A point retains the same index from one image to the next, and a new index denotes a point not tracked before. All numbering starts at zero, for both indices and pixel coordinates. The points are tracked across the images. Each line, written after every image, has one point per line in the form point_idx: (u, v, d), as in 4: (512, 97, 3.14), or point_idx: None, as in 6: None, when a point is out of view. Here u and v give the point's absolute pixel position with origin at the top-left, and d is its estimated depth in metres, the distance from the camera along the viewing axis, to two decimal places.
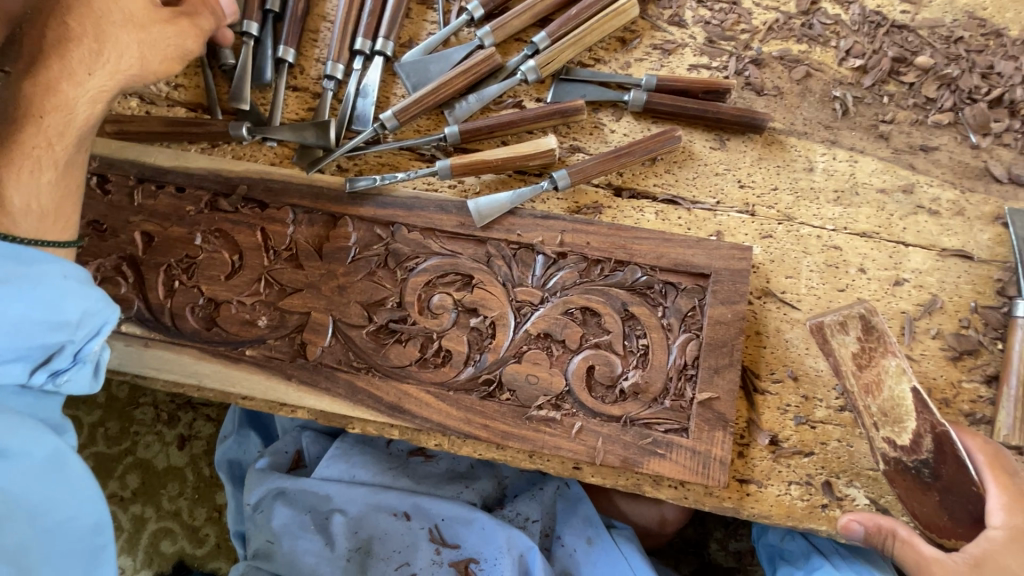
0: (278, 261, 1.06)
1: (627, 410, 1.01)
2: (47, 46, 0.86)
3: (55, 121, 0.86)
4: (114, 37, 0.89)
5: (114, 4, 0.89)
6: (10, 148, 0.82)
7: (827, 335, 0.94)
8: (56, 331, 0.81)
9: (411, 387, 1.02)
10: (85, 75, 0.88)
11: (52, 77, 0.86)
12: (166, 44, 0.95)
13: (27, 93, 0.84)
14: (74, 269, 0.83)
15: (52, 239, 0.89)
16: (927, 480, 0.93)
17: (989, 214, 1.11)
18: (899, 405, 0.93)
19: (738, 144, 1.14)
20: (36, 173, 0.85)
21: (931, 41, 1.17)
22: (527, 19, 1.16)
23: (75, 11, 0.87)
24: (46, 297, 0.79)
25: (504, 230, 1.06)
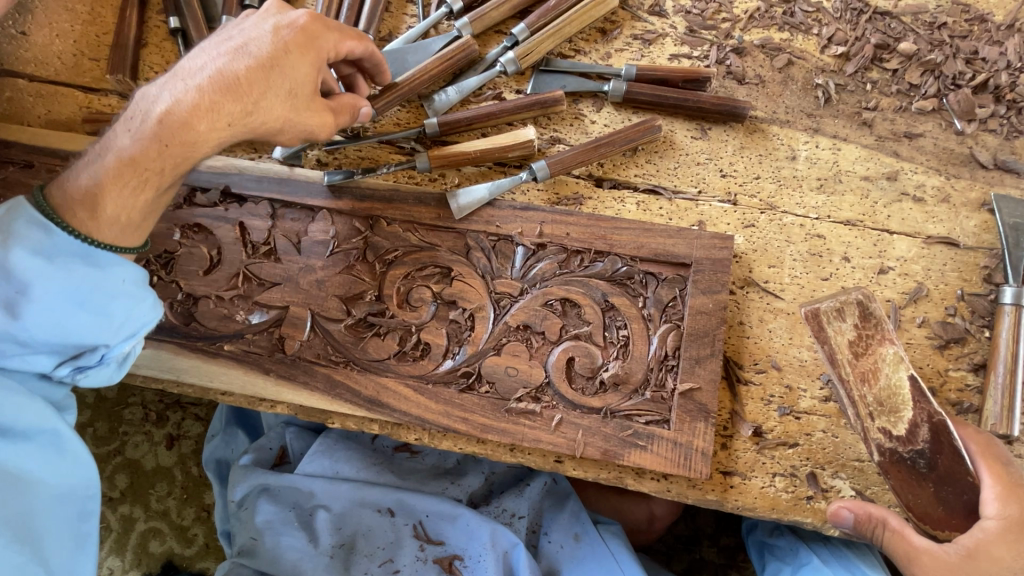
0: (256, 255, 1.06)
1: (607, 402, 1.00)
2: (202, 84, 0.83)
3: (175, 155, 0.83)
4: (267, 107, 0.85)
5: (291, 77, 0.86)
6: (126, 162, 0.83)
7: (822, 322, 0.91)
8: (95, 331, 0.85)
9: (389, 380, 1.02)
10: (222, 126, 0.84)
11: (192, 116, 0.82)
12: (305, 132, 0.91)
13: (165, 122, 0.82)
14: (135, 273, 0.87)
15: (126, 246, 0.87)
16: (921, 471, 0.91)
17: (975, 200, 1.09)
18: (896, 394, 0.91)
19: (720, 132, 1.13)
20: (137, 192, 0.84)
21: (914, 27, 1.16)
22: (506, 11, 1.16)
23: (251, 69, 0.83)
24: (97, 298, 0.83)
25: (483, 221, 1.05)
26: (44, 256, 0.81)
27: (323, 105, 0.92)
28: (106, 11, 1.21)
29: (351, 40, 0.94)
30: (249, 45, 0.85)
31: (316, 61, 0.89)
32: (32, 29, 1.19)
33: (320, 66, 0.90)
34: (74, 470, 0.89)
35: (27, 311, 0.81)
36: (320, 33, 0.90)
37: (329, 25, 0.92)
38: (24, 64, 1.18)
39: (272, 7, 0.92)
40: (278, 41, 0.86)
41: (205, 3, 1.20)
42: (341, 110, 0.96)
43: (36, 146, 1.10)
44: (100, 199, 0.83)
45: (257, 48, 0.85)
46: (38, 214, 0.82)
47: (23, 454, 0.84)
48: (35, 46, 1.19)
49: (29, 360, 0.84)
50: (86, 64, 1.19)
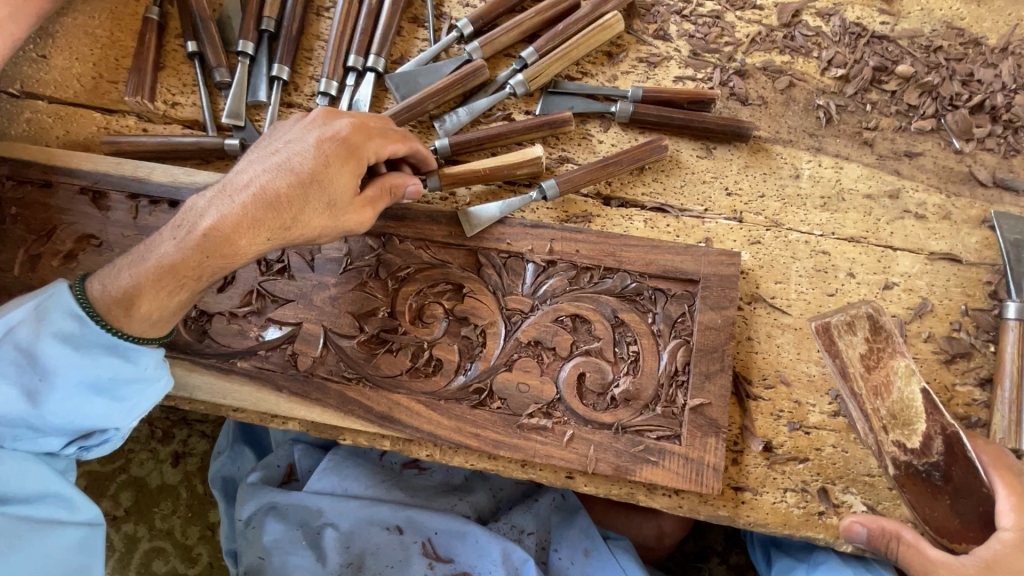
0: (270, 272, 1.07)
1: (619, 417, 1.00)
2: (246, 200, 0.88)
3: (215, 265, 0.89)
4: (305, 219, 0.90)
5: (331, 188, 0.90)
6: (168, 271, 0.88)
7: (834, 335, 0.92)
8: (109, 413, 0.93)
9: (401, 397, 1.02)
10: (262, 240, 0.89)
11: (234, 232, 0.88)
12: (344, 230, 0.95)
13: (208, 236, 0.87)
14: (156, 359, 0.95)
15: (152, 338, 0.93)
16: (937, 483, 0.91)
17: (975, 217, 1.12)
18: (909, 407, 0.92)
19: (725, 152, 1.16)
20: (172, 294, 0.90)
21: (911, 50, 1.19)
22: (515, 36, 1.20)
23: (291, 186, 0.89)
24: (117, 386, 0.91)
25: (494, 239, 1.07)
26: (73, 346, 0.88)
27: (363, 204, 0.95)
28: (125, 35, 1.24)
29: (392, 142, 0.97)
30: (291, 160, 0.90)
31: (357, 169, 0.93)
32: (52, 52, 1.22)
33: (359, 175, 0.93)
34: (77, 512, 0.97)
35: (48, 396, 0.88)
36: (362, 141, 0.94)
37: (370, 132, 0.96)
38: (43, 85, 1.21)
39: (320, 115, 0.96)
40: (320, 155, 0.90)
41: (222, 28, 1.24)
42: (382, 198, 0.98)
43: (54, 166, 1.11)
44: (138, 296, 0.88)
45: (298, 164, 0.89)
46: (73, 305, 0.89)
47: (32, 514, 0.93)
48: (55, 69, 1.22)
49: (43, 439, 0.92)
50: (104, 86, 1.22)
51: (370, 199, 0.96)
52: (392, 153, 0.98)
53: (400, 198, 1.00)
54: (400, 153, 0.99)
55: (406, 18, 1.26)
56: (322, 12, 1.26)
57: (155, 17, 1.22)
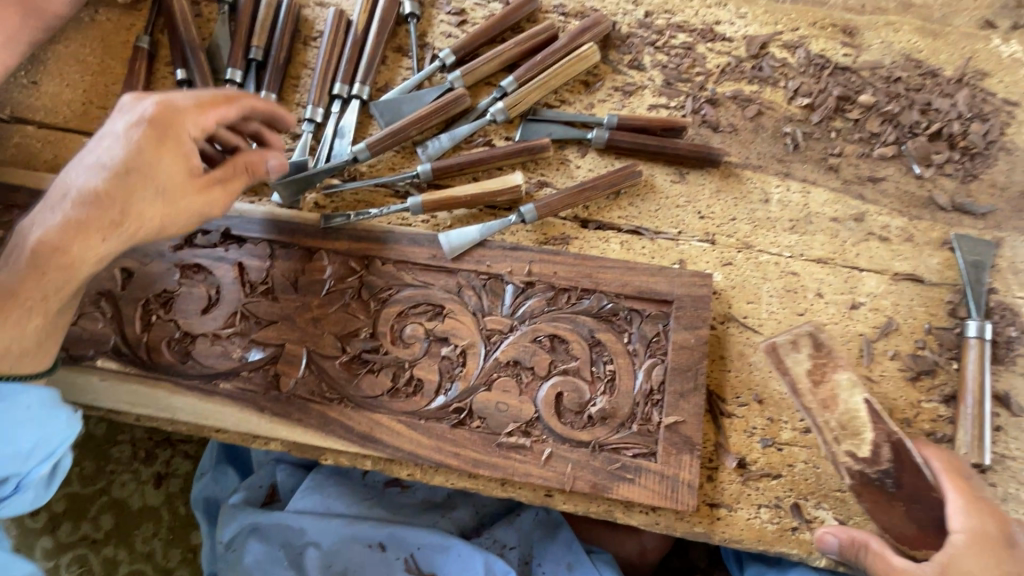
0: (254, 294, 1.09)
1: (595, 435, 1.02)
2: (72, 205, 0.91)
3: (57, 279, 0.91)
4: (139, 211, 0.93)
5: (158, 176, 0.94)
6: (5, 298, 0.88)
7: (781, 353, 0.96)
8: (8, 462, 0.90)
9: (383, 417, 1.04)
10: (98, 242, 0.92)
11: (66, 240, 0.90)
12: (191, 215, 0.99)
13: (38, 252, 0.90)
14: (40, 396, 0.93)
15: (29, 373, 0.94)
16: (890, 491, 0.95)
17: (937, 239, 1.16)
18: (855, 418, 0.95)
19: (697, 177, 1.20)
20: (24, 320, 0.91)
21: (872, 81, 1.25)
22: (495, 66, 1.25)
23: (112, 180, 0.92)
24: (3, 432, 0.88)
25: (474, 261, 1.10)
26: None
27: (206, 185, 0.99)
28: (115, 63, 1.27)
29: (213, 111, 0.99)
30: (105, 156, 0.93)
31: (179, 150, 0.96)
32: (43, 79, 1.25)
33: (187, 154, 0.97)
34: (7, 568, 0.99)
35: None
36: (167, 120, 0.95)
37: (179, 108, 0.96)
38: (34, 111, 1.24)
39: (127, 99, 0.98)
40: (130, 143, 0.93)
41: (211, 57, 1.27)
42: (229, 177, 1.02)
43: (42, 190, 1.13)
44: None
45: (114, 156, 0.92)
46: None
47: None
48: (46, 95, 1.24)
49: None
50: (94, 112, 1.24)
51: (215, 179, 1.00)
52: (217, 121, 1.00)
53: (260, 171, 1.05)
54: (227, 117, 1.01)
55: (391, 48, 1.30)
56: (309, 42, 1.30)
57: (145, 46, 1.25)
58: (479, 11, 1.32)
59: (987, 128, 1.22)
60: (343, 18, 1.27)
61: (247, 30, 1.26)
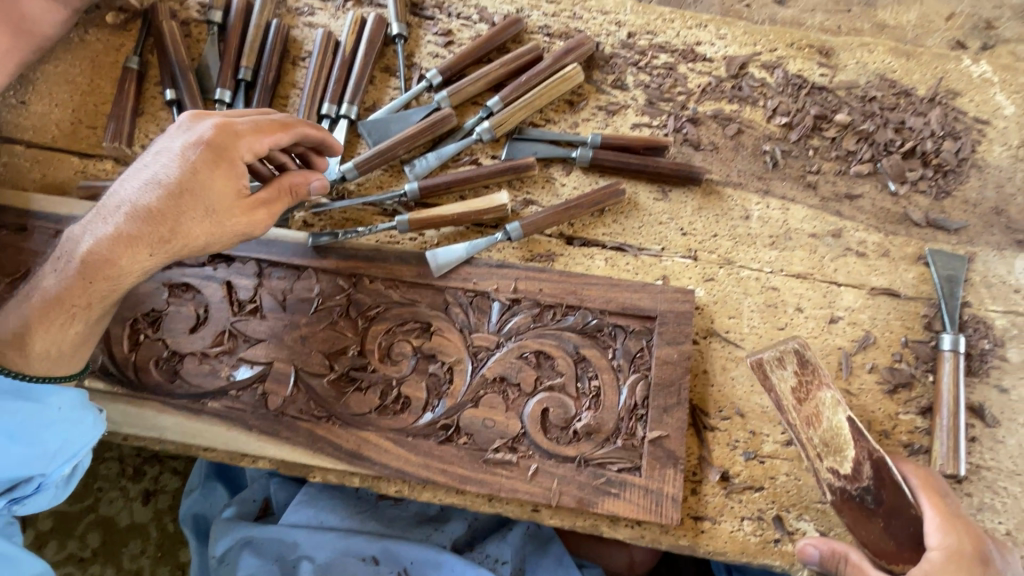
0: (242, 313, 1.10)
1: (581, 450, 1.04)
2: (125, 218, 0.96)
3: (104, 287, 0.96)
4: (186, 229, 0.96)
5: (209, 196, 0.97)
6: (54, 302, 0.95)
7: (767, 369, 0.98)
8: (31, 460, 0.92)
9: (370, 434, 1.05)
10: (146, 256, 0.96)
11: (115, 251, 0.95)
12: (234, 234, 1.00)
13: (89, 262, 0.95)
14: (71, 398, 0.95)
15: (60, 376, 0.97)
16: (870, 507, 0.96)
17: (912, 254, 1.20)
18: (838, 435, 0.97)
19: (680, 194, 1.23)
20: (67, 325, 0.96)
21: (848, 100, 1.29)
22: (481, 86, 1.28)
23: (164, 198, 0.96)
24: (33, 430, 0.92)
25: (461, 278, 1.12)
26: None
27: (252, 207, 1.00)
28: (104, 83, 1.28)
29: (269, 135, 1.01)
30: (162, 174, 0.97)
31: (230, 172, 0.98)
32: (32, 99, 1.26)
33: (237, 176, 0.99)
34: (19, 565, 0.99)
35: None
36: (224, 142, 0.98)
37: (238, 131, 0.99)
38: (23, 131, 1.24)
39: (188, 119, 1.02)
40: (186, 162, 0.96)
41: (200, 77, 1.28)
42: (275, 199, 1.03)
43: (30, 210, 1.14)
44: (33, 335, 0.94)
45: (169, 175, 0.96)
46: None
47: None
48: (35, 115, 1.25)
49: None
50: (83, 131, 1.25)
51: (261, 201, 1.01)
52: (270, 145, 1.02)
53: (303, 193, 1.06)
54: (282, 143, 1.03)
55: (378, 68, 1.33)
56: (298, 61, 1.32)
57: (135, 66, 1.26)
58: (465, 33, 1.35)
59: (959, 146, 1.26)
60: (331, 39, 1.30)
61: (236, 51, 1.28)
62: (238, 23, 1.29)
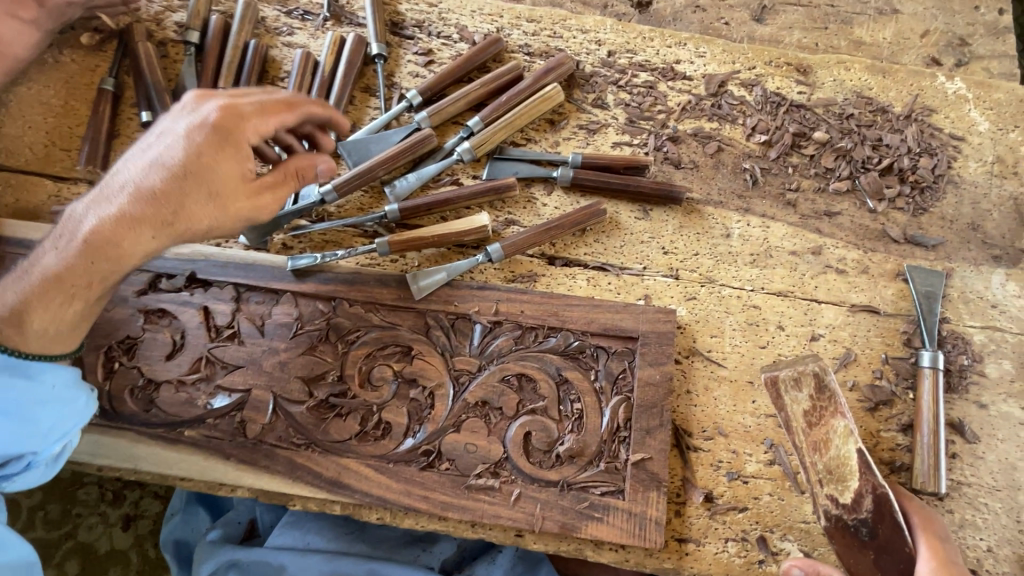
0: (220, 339, 1.08)
1: (564, 474, 1.03)
2: (127, 200, 0.92)
3: (104, 269, 0.92)
4: (189, 213, 0.93)
5: (213, 179, 0.94)
6: (52, 283, 0.91)
7: (780, 389, 0.95)
8: (23, 437, 0.90)
9: (351, 461, 1.03)
10: (147, 239, 0.93)
11: (117, 233, 0.91)
12: (238, 219, 0.98)
13: (91, 241, 0.91)
14: (65, 376, 0.95)
15: (57, 355, 0.95)
16: (863, 539, 0.94)
17: (891, 270, 1.20)
18: (844, 464, 0.94)
19: (661, 213, 1.23)
20: (66, 305, 0.93)
21: (826, 117, 1.30)
22: (462, 105, 1.27)
23: (168, 179, 0.93)
24: (26, 407, 0.90)
25: (442, 301, 1.11)
26: None
27: (256, 191, 0.98)
28: (79, 104, 1.26)
29: (273, 116, 0.99)
30: (165, 156, 0.94)
31: (235, 155, 0.96)
32: (5, 122, 1.24)
33: (243, 159, 0.97)
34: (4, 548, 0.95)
35: None
36: (230, 125, 0.96)
37: (242, 113, 0.97)
38: None
39: (191, 99, 0.99)
40: (190, 144, 0.93)
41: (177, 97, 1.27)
42: (280, 183, 1.01)
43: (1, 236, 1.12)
44: (31, 312, 0.90)
45: (173, 157, 0.93)
46: None
47: None
48: (8, 138, 1.23)
49: None
50: (57, 154, 1.23)
51: (266, 185, 0.99)
52: (274, 127, 1.00)
53: (309, 177, 1.05)
54: (286, 124, 1.02)
55: (358, 88, 1.32)
56: (277, 82, 1.31)
57: (110, 88, 1.25)
58: (445, 52, 1.35)
59: (935, 163, 1.28)
60: (310, 58, 1.29)
61: (214, 71, 1.28)
62: (216, 43, 1.29)
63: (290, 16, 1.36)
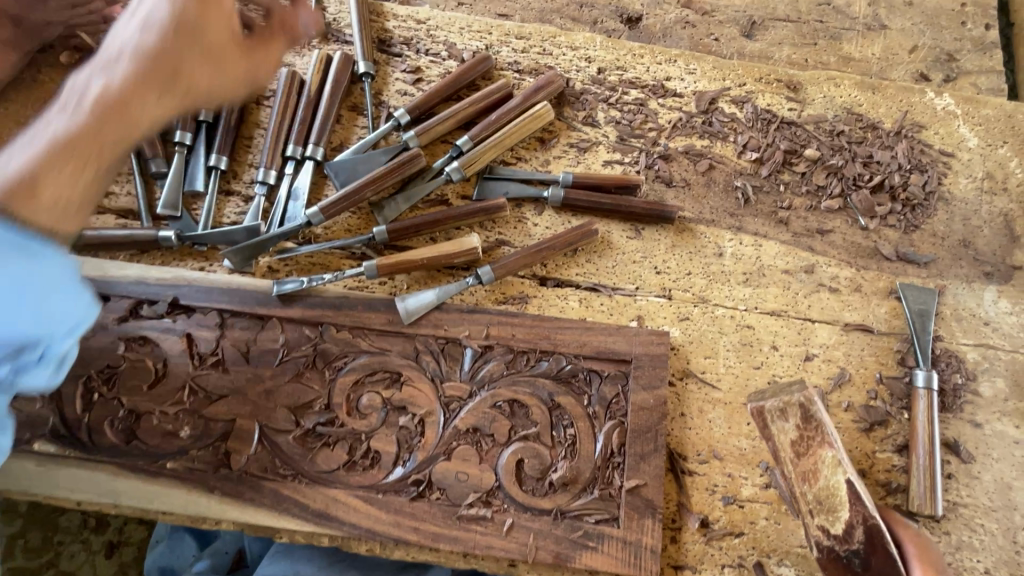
0: (204, 367, 1.05)
1: (557, 502, 1.01)
2: (126, 65, 0.81)
3: (112, 134, 0.78)
4: (192, 72, 0.87)
5: (205, 32, 0.87)
6: (52, 146, 0.72)
7: (766, 420, 0.97)
8: (26, 329, 0.71)
9: (338, 492, 1.00)
10: (152, 97, 0.82)
11: (121, 96, 0.79)
12: (228, 85, 0.95)
13: (95, 104, 0.77)
14: (72, 264, 0.73)
15: (63, 237, 0.73)
16: (855, 570, 0.92)
17: (883, 288, 1.20)
18: (834, 495, 0.92)
19: (653, 233, 1.22)
20: (75, 173, 0.73)
21: (817, 134, 1.30)
22: (451, 124, 1.26)
23: (164, 36, 0.83)
24: (40, 297, 0.70)
25: (432, 325, 1.09)
26: None
27: (241, 49, 0.95)
28: None
29: None
30: (155, 12, 0.84)
31: (225, 9, 0.89)
32: None
33: (228, 13, 0.90)
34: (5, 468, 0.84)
35: None
36: None
37: None
38: None
39: None
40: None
41: None
42: (269, 38, 0.99)
43: None
44: (38, 175, 0.70)
45: (159, 12, 0.84)
46: None
47: None
48: None
49: None
50: None
51: (250, 46, 0.96)
52: None
53: (296, 30, 1.03)
54: None
55: (345, 106, 1.30)
56: (262, 100, 1.29)
57: None
58: (434, 70, 1.33)
59: (925, 179, 1.28)
60: (295, 76, 1.27)
61: None
62: None
63: None
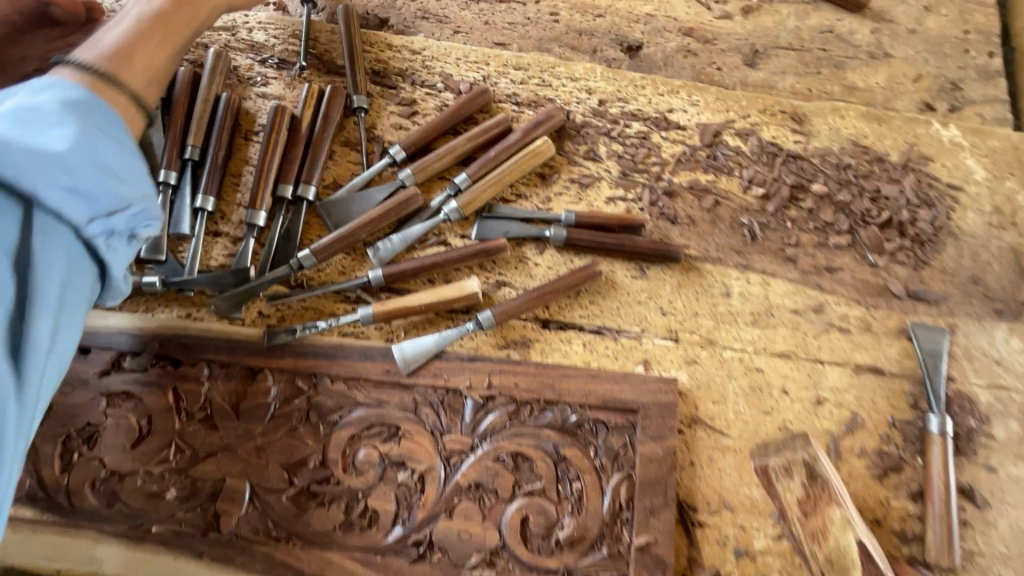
0: (191, 423, 1.00)
1: (564, 561, 0.97)
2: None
3: (156, 41, 0.92)
4: (202, 7, 1.00)
5: None
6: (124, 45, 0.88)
7: (771, 477, 1.00)
8: (110, 196, 0.74)
9: (334, 555, 0.95)
10: (187, 16, 0.97)
11: (156, 25, 0.92)
12: (215, 9, 1.04)
13: (151, 15, 0.93)
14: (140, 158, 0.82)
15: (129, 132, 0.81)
16: None
17: (894, 328, 1.17)
18: (845, 555, 0.92)
19: (658, 272, 1.18)
20: (134, 70, 0.86)
21: (823, 168, 1.28)
22: (448, 161, 1.22)
23: None
24: (127, 172, 0.77)
25: (431, 375, 1.05)
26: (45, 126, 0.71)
27: None
28: None
29: None
30: None
31: None
32: None
33: None
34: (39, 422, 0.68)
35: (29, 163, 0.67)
36: None
37: None
38: None
39: None
40: None
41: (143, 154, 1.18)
42: None
43: None
44: (113, 77, 0.83)
45: None
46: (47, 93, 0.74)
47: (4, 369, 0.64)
48: None
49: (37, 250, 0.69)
50: None
51: None
52: None
53: None
54: None
55: (338, 141, 1.26)
56: (251, 136, 1.25)
57: None
58: (430, 102, 1.30)
59: (934, 214, 1.25)
60: (284, 112, 1.21)
61: (181, 127, 1.19)
62: (183, 96, 1.21)
63: (264, 64, 1.31)
